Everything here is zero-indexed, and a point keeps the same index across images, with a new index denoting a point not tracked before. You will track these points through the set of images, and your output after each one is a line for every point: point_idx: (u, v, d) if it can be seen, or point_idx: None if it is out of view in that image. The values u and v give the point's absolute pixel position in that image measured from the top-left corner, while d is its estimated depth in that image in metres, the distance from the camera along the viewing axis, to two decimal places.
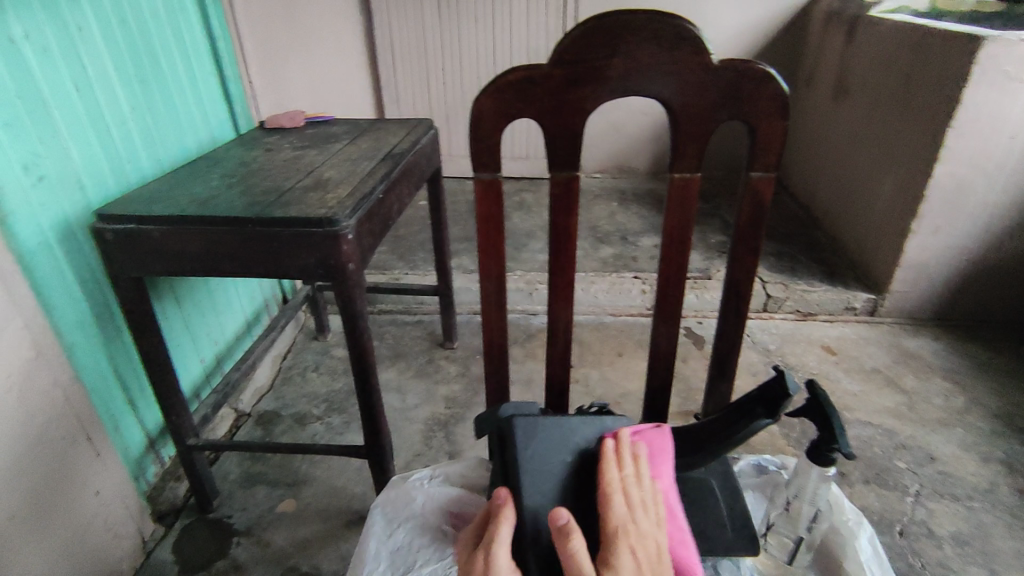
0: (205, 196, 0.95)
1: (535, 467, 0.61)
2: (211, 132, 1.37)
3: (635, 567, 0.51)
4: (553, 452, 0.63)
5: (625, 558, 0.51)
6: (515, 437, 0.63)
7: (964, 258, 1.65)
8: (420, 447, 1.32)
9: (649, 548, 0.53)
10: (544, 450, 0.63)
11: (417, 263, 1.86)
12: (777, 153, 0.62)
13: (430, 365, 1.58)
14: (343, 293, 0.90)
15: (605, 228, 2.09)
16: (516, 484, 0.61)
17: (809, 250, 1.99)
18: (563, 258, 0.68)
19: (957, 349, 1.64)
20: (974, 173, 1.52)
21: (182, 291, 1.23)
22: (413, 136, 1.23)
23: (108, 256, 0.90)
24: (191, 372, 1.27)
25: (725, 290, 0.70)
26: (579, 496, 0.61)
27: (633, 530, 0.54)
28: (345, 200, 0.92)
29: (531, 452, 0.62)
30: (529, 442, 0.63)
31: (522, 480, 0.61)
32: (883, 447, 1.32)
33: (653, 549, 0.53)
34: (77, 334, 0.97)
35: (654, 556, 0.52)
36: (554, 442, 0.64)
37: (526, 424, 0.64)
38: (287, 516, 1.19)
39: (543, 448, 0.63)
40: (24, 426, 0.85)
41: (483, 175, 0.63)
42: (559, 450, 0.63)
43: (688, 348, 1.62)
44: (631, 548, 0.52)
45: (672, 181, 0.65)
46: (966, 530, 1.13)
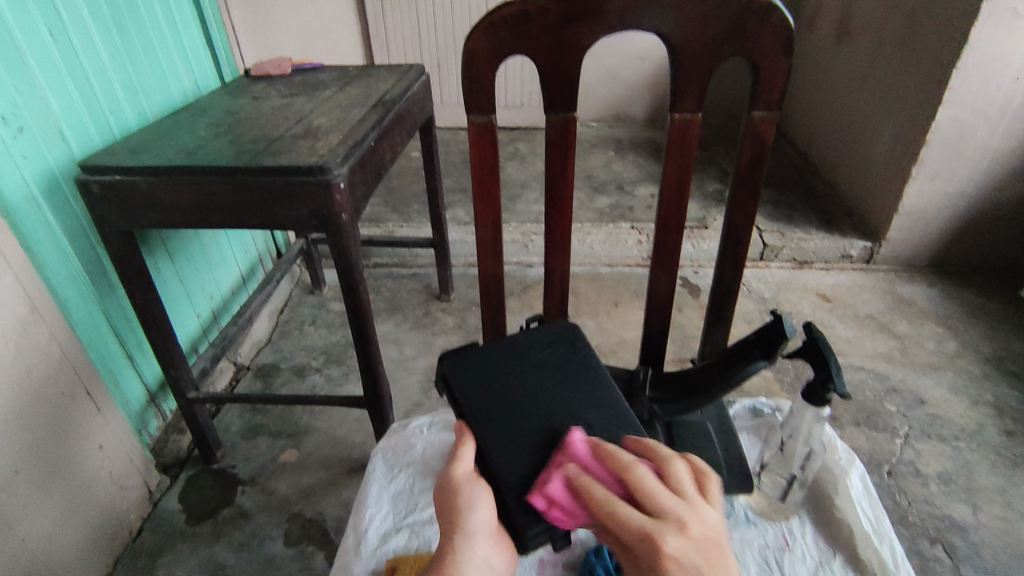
0: (192, 146, 0.92)
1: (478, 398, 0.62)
2: (195, 81, 1.32)
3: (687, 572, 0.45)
4: (494, 373, 0.65)
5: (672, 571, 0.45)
6: (454, 376, 0.65)
7: (963, 204, 1.64)
8: (418, 397, 1.33)
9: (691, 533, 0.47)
10: (490, 379, 0.64)
11: (411, 216, 1.84)
12: (780, 92, 0.60)
13: (427, 317, 1.58)
14: (337, 244, 0.89)
15: (601, 177, 2.06)
16: (468, 424, 0.61)
17: (807, 197, 1.97)
18: (560, 204, 0.67)
19: (951, 295, 1.65)
20: (977, 117, 1.49)
21: (175, 245, 1.22)
22: (404, 82, 1.19)
23: (95, 208, 0.88)
24: (187, 326, 1.27)
25: (724, 235, 0.70)
26: (532, 408, 0.62)
27: (665, 530, 0.47)
28: (337, 147, 0.89)
29: (469, 380, 0.64)
30: (465, 373, 0.65)
31: (468, 411, 0.62)
32: (875, 390, 1.34)
33: (700, 537, 0.47)
34: (71, 289, 0.96)
35: (700, 539, 0.47)
36: (487, 367, 0.65)
37: (460, 360, 0.66)
38: (290, 465, 1.21)
39: (481, 377, 0.64)
40: (23, 381, 0.85)
41: (477, 118, 0.61)
42: (501, 369, 0.65)
43: (684, 297, 1.63)
44: (672, 555, 0.46)
45: (672, 122, 0.63)
46: (952, 469, 1.17)
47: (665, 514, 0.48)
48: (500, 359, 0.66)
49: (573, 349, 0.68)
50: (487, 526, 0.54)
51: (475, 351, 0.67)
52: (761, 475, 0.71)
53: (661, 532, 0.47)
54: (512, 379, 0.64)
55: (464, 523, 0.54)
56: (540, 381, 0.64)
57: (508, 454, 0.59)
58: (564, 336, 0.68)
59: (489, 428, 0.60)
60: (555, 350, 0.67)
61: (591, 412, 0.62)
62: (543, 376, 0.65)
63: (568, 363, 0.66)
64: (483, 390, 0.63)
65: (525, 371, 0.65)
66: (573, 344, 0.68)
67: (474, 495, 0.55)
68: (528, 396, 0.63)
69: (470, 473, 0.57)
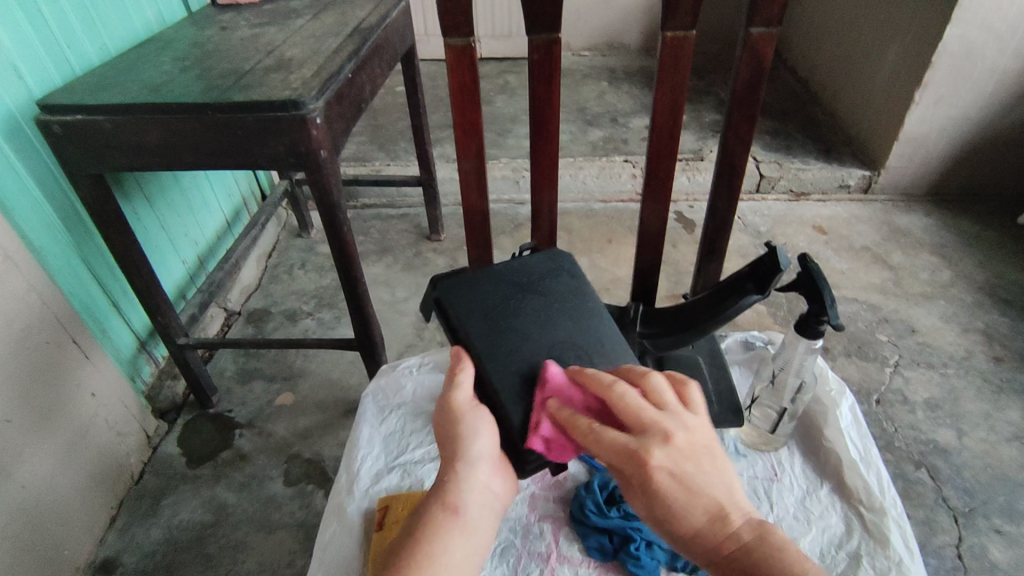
0: (158, 81, 0.87)
1: (477, 316, 0.63)
2: (159, 11, 1.24)
3: (675, 481, 0.46)
4: (490, 296, 0.65)
5: (661, 480, 0.46)
6: (450, 299, 0.65)
7: (966, 129, 1.59)
8: (411, 338, 1.33)
9: (675, 446, 0.46)
10: (488, 301, 0.65)
11: (398, 154, 1.78)
12: (781, 4, 0.55)
13: (418, 259, 1.56)
14: (317, 183, 0.85)
15: (594, 109, 1.99)
16: (465, 341, 0.62)
17: (806, 126, 1.92)
18: (547, 135, 0.63)
19: (949, 224, 1.63)
20: (985, 35, 1.42)
21: (153, 189, 1.18)
22: (381, 7, 1.12)
23: (60, 151, 0.84)
24: (173, 272, 1.25)
25: (719, 163, 0.67)
26: (530, 330, 0.63)
27: (649, 446, 0.46)
28: (311, 79, 0.84)
29: (466, 303, 0.65)
30: (462, 296, 0.65)
31: (467, 332, 0.62)
32: (867, 321, 1.35)
33: (687, 445, 0.47)
34: (46, 236, 0.93)
35: (685, 448, 0.47)
36: (483, 291, 0.66)
37: (456, 284, 0.67)
38: (286, 408, 1.22)
39: (478, 301, 0.65)
40: (5, 331, 0.84)
41: (454, 41, 0.56)
42: (497, 292, 0.66)
43: (678, 232, 1.60)
44: (658, 468, 0.45)
45: (664, 40, 0.59)
46: (940, 395, 1.18)
47: (649, 427, 0.47)
48: (497, 282, 0.67)
49: (565, 277, 0.69)
50: (489, 453, 0.54)
51: (470, 276, 0.68)
52: (752, 408, 0.70)
53: (645, 450, 0.46)
54: (509, 301, 0.65)
55: (466, 450, 0.53)
56: (537, 304, 0.65)
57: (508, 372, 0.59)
58: (561, 265, 0.70)
59: (488, 345, 0.61)
60: (551, 278, 0.68)
61: (589, 336, 0.63)
62: (538, 302, 0.66)
63: (562, 289, 0.67)
64: (481, 310, 0.64)
65: (522, 294, 0.66)
66: (567, 271, 0.69)
67: (474, 424, 0.55)
68: (525, 319, 0.64)
69: (470, 402, 0.57)
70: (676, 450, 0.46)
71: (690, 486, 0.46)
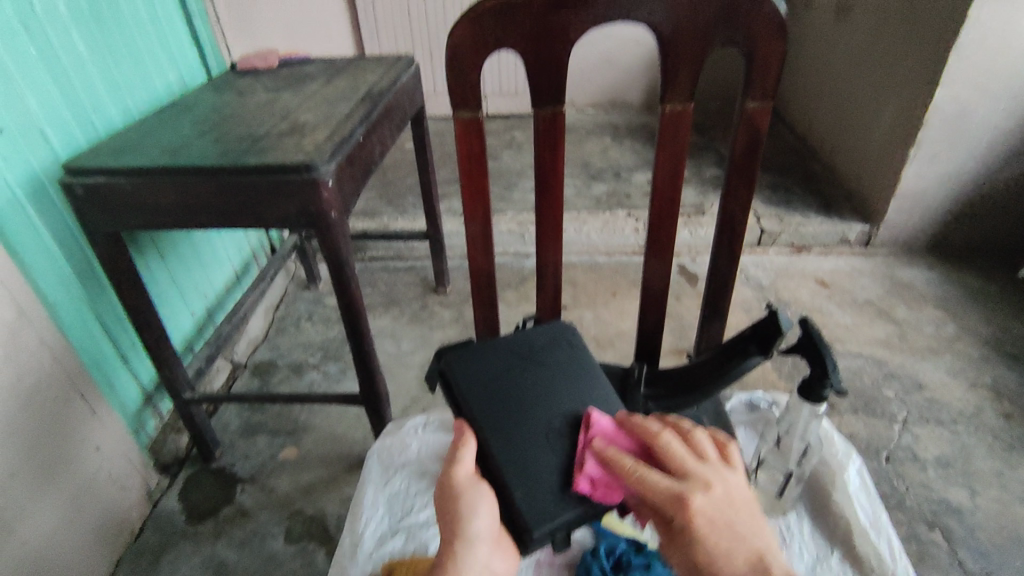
0: (177, 145, 0.91)
1: (478, 393, 0.62)
2: (181, 75, 1.30)
3: (714, 525, 0.50)
4: (493, 369, 0.65)
5: (702, 525, 0.50)
6: (453, 374, 0.64)
7: (962, 185, 1.62)
8: (416, 392, 1.33)
9: (720, 493, 0.51)
10: (490, 375, 0.64)
11: (405, 208, 1.82)
12: (775, 78, 0.58)
13: (423, 311, 1.57)
14: (327, 242, 0.88)
15: (597, 165, 2.04)
16: (469, 420, 0.61)
17: (805, 181, 1.96)
18: (551, 200, 0.65)
19: (950, 277, 1.64)
20: (976, 95, 1.47)
21: (166, 245, 1.20)
22: (392, 73, 1.17)
23: (80, 212, 0.87)
24: (181, 325, 1.26)
25: (719, 226, 0.68)
26: (534, 406, 0.62)
27: (698, 490, 0.51)
28: (324, 144, 0.88)
29: (468, 378, 0.64)
30: (463, 370, 0.64)
31: (473, 409, 0.61)
32: (873, 376, 1.34)
33: (726, 496, 0.52)
34: (61, 292, 0.95)
35: (725, 497, 0.51)
36: (486, 364, 0.65)
37: (457, 358, 0.66)
38: (288, 463, 1.21)
39: (481, 374, 0.64)
40: (13, 387, 0.85)
41: (462, 114, 0.59)
42: (499, 365, 0.65)
43: (681, 285, 1.62)
44: (702, 512, 0.50)
45: (664, 113, 0.61)
46: (950, 453, 1.17)
47: (699, 472, 0.52)
48: (500, 354, 0.66)
49: (566, 347, 0.68)
50: (487, 530, 0.55)
51: (472, 347, 0.67)
52: (758, 471, 0.70)
53: (697, 494, 0.50)
54: (511, 375, 0.64)
55: (464, 530, 0.55)
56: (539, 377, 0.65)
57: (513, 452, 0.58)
58: (563, 336, 0.69)
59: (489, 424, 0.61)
60: (552, 348, 0.67)
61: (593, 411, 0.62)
62: (541, 374, 0.65)
63: (565, 360, 0.66)
64: (483, 385, 0.63)
65: (524, 367, 0.65)
66: (570, 342, 0.68)
67: (476, 499, 0.56)
68: (529, 393, 0.63)
69: (472, 476, 0.58)
70: (724, 499, 0.51)
71: (726, 531, 0.50)
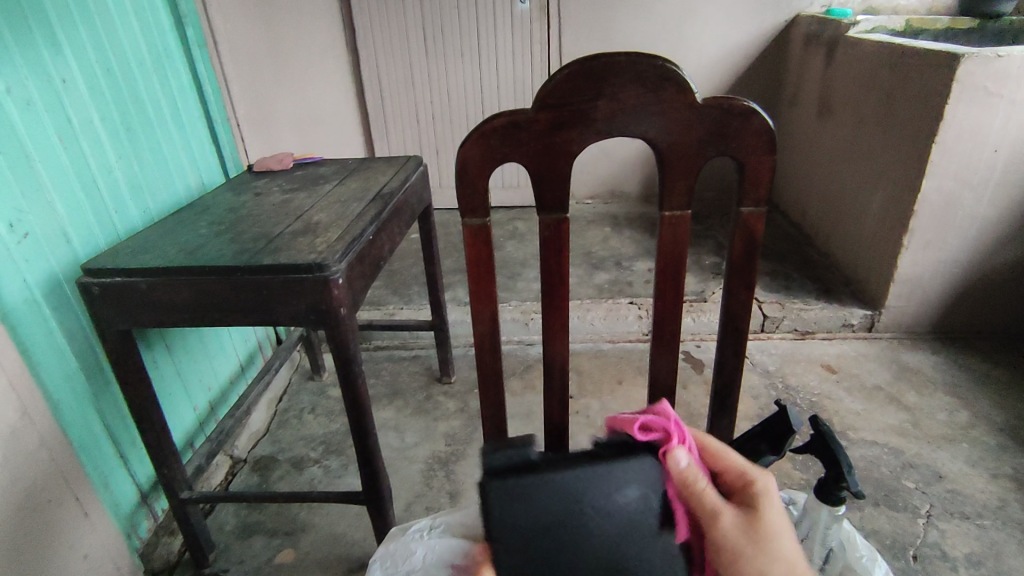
0: (194, 245, 0.94)
1: (523, 530, 0.51)
2: (200, 177, 1.37)
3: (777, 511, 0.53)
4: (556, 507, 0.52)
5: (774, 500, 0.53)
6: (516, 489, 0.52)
7: (958, 271, 1.65)
8: (420, 488, 1.29)
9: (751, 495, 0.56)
10: (535, 524, 0.51)
11: (411, 298, 1.85)
12: (766, 188, 0.61)
13: (427, 402, 1.55)
14: (335, 338, 0.89)
15: (598, 254, 2.09)
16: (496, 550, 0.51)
17: (803, 267, 1.99)
18: (558, 298, 0.67)
19: (959, 362, 1.63)
20: (961, 187, 1.53)
21: (174, 339, 1.22)
22: (402, 174, 1.23)
23: (95, 311, 0.89)
24: (183, 420, 1.24)
25: (723, 324, 0.70)
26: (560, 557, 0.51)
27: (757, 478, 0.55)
28: (335, 243, 0.91)
29: (519, 507, 0.52)
30: (520, 496, 0.52)
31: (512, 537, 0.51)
32: (890, 466, 1.30)
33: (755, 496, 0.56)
34: (66, 390, 0.95)
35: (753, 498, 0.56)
36: (544, 493, 0.52)
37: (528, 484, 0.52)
38: (285, 567, 1.15)
39: (536, 505, 0.52)
40: (8, 489, 0.83)
41: (471, 221, 0.62)
42: (563, 507, 0.52)
43: (687, 372, 1.61)
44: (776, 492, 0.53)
45: (663, 219, 0.64)
46: (980, 551, 1.11)
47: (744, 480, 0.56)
48: (558, 503, 0.52)
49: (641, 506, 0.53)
50: None
51: (531, 476, 0.53)
52: None
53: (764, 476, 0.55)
54: (563, 528, 0.52)
55: None
56: (597, 540, 0.52)
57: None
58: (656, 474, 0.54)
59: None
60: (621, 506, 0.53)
61: None
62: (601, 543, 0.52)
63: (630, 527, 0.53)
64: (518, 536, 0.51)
65: (577, 520, 0.52)
66: (653, 492, 0.54)
67: None
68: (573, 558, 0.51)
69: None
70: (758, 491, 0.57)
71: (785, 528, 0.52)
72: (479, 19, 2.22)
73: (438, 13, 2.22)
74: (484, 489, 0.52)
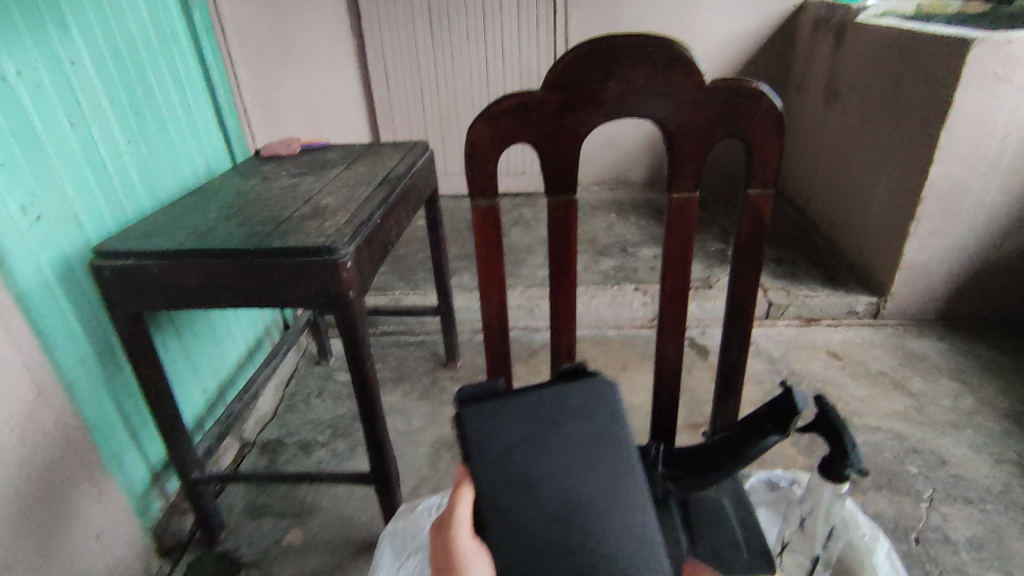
0: (203, 229, 0.95)
1: (495, 448, 0.56)
2: (207, 162, 1.37)
3: None
4: (524, 426, 0.58)
5: None
6: (485, 418, 0.58)
7: (965, 258, 1.64)
8: (426, 470, 1.30)
9: None
10: (509, 441, 0.57)
11: (417, 284, 1.86)
12: (775, 169, 0.61)
13: (434, 387, 1.57)
14: (344, 321, 0.90)
15: (604, 240, 2.09)
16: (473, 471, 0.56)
17: (809, 254, 1.99)
18: (565, 280, 0.68)
19: (964, 349, 1.63)
20: (970, 172, 1.52)
21: (184, 323, 1.23)
22: (409, 159, 1.23)
23: (107, 293, 0.90)
24: (193, 402, 1.26)
25: (730, 307, 0.70)
26: (534, 467, 0.56)
27: None
28: (344, 227, 0.91)
29: (490, 431, 0.57)
30: (490, 422, 0.58)
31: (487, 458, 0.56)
32: (893, 451, 1.31)
33: None
34: (79, 372, 0.96)
35: None
36: (510, 415, 0.58)
37: (495, 410, 0.58)
38: (294, 547, 1.17)
39: (506, 427, 0.57)
40: (25, 467, 0.84)
41: (480, 202, 0.63)
42: (529, 424, 0.58)
43: (692, 358, 1.62)
44: None
45: (670, 201, 0.64)
46: (982, 534, 1.12)
47: None
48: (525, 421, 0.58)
49: (602, 415, 0.59)
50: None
51: (499, 401, 0.59)
52: (783, 554, 0.70)
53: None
54: (533, 445, 0.57)
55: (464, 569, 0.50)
56: (564, 455, 0.57)
57: (499, 501, 0.54)
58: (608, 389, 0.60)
59: (500, 511, 0.54)
60: (585, 418, 0.59)
61: (603, 489, 0.56)
62: (570, 450, 0.57)
63: (598, 436, 0.58)
64: (497, 455, 0.56)
65: (545, 435, 0.57)
66: (608, 405, 0.60)
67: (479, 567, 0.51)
68: (544, 468, 0.56)
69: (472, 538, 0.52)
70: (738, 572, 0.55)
71: None
72: (485, 4, 2.21)
73: None
74: (460, 417, 0.58)
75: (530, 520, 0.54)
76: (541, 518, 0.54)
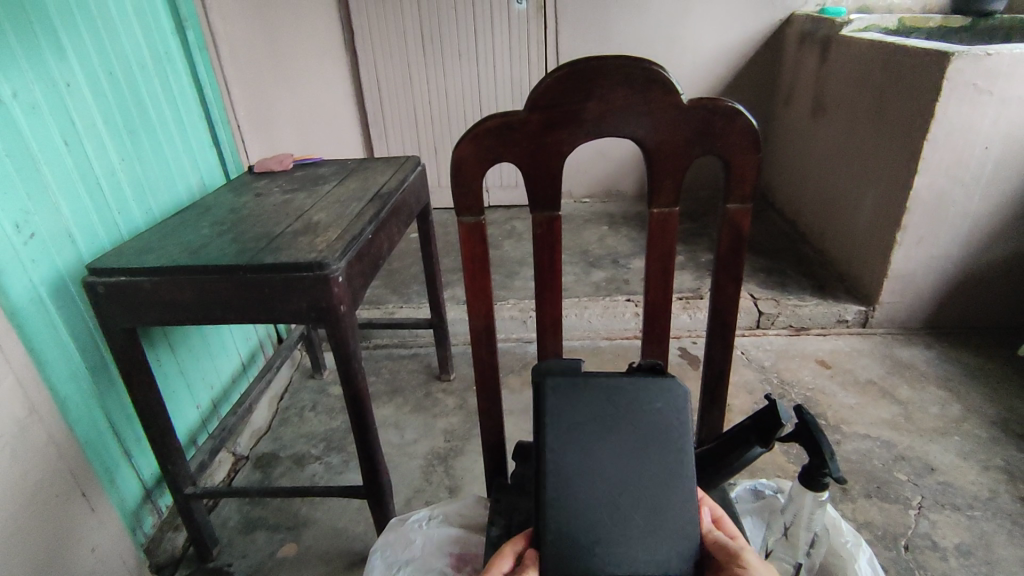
0: (196, 245, 0.96)
1: (562, 424, 0.60)
2: (201, 178, 1.39)
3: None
4: (592, 408, 0.61)
5: None
6: (557, 395, 0.61)
7: (951, 267, 1.67)
8: (420, 483, 1.31)
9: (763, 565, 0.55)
10: (577, 418, 0.60)
11: (410, 297, 1.87)
12: (752, 185, 0.63)
13: (427, 399, 1.58)
14: (335, 335, 0.91)
15: (595, 252, 2.11)
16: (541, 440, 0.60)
17: (799, 263, 2.01)
18: (551, 293, 0.69)
19: (952, 357, 1.65)
20: (953, 183, 1.55)
21: (177, 338, 1.24)
22: (400, 174, 1.25)
23: (100, 309, 0.91)
24: (186, 417, 1.26)
25: (712, 319, 0.71)
26: (596, 450, 0.59)
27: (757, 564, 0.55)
28: (335, 242, 0.93)
29: (560, 407, 0.61)
30: (563, 399, 0.61)
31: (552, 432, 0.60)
32: (883, 459, 1.32)
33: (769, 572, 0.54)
34: (71, 388, 0.97)
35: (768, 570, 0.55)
36: (580, 396, 0.61)
37: (567, 389, 0.61)
38: (288, 561, 1.17)
39: (575, 405, 0.61)
40: (18, 484, 0.84)
41: (466, 219, 0.64)
42: (598, 408, 0.61)
43: (683, 368, 1.63)
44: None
45: (652, 216, 0.66)
46: (970, 541, 1.13)
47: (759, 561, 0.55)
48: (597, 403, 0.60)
49: (671, 409, 0.61)
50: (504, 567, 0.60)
51: (576, 382, 0.62)
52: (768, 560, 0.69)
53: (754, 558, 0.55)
54: (597, 431, 0.60)
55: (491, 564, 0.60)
56: (625, 443, 0.59)
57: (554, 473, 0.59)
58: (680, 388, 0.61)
59: (556, 480, 0.58)
60: (652, 410, 0.61)
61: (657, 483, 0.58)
62: (633, 437, 0.60)
63: (662, 428, 0.60)
64: (561, 433, 0.60)
65: (613, 419, 0.60)
66: (677, 403, 0.61)
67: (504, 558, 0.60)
68: (606, 451, 0.59)
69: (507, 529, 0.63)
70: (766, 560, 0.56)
71: None
72: (476, 20, 2.24)
73: (435, 14, 2.24)
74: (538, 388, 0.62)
75: (581, 499, 0.58)
76: (594, 498, 0.58)
